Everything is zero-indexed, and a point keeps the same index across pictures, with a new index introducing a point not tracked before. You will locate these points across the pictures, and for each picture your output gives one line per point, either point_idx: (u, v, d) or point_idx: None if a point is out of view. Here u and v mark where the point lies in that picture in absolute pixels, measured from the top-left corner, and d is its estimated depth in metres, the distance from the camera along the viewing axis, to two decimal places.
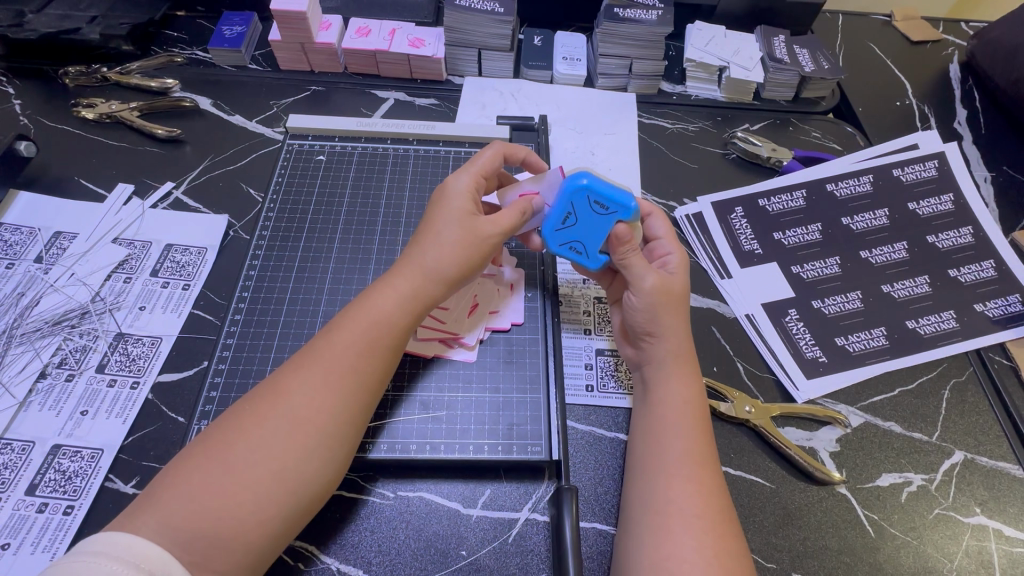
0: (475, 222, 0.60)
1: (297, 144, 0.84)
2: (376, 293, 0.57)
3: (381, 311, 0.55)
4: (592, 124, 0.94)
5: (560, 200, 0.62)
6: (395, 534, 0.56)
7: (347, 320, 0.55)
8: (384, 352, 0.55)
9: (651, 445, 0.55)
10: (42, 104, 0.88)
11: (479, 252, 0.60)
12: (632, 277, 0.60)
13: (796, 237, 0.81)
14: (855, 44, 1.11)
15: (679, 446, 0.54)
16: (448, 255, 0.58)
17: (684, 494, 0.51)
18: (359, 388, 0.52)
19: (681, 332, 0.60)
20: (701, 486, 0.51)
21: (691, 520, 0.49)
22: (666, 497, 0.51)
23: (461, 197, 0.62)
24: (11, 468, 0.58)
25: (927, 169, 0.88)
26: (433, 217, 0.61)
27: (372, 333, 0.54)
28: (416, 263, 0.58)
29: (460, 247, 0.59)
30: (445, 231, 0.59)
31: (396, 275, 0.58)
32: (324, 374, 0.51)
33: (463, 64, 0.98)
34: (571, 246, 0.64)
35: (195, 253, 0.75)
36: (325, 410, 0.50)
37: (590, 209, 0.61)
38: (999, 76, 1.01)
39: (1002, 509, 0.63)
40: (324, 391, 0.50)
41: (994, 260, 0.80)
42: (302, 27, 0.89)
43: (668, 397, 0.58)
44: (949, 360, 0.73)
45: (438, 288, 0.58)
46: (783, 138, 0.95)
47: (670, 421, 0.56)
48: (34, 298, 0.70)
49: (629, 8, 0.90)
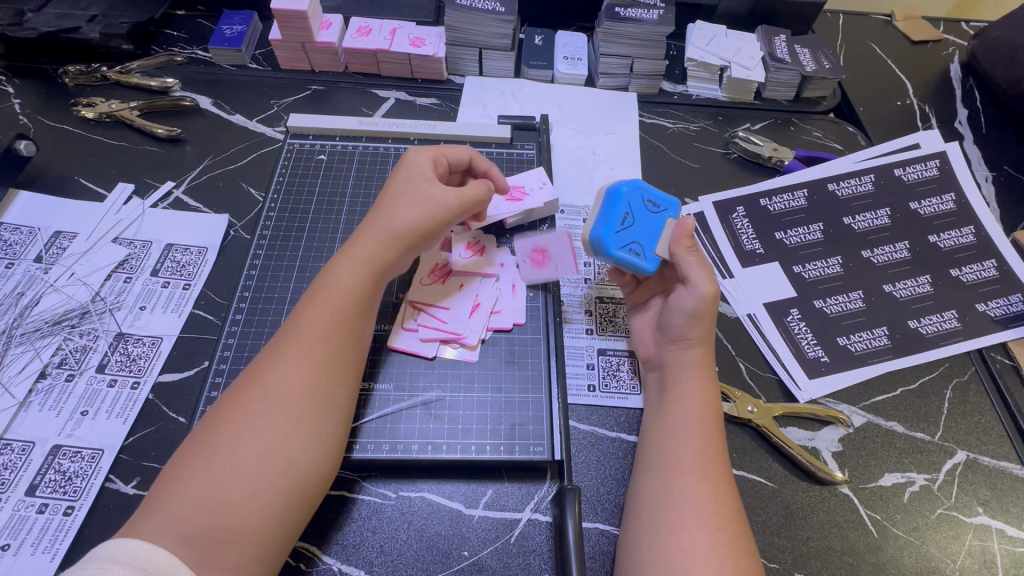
0: (428, 188, 0.63)
1: (298, 143, 0.83)
2: (335, 267, 0.58)
3: (346, 291, 0.56)
4: (593, 123, 0.94)
5: (615, 203, 0.65)
6: (396, 534, 0.56)
7: (312, 302, 0.55)
8: (355, 325, 0.55)
9: (665, 446, 0.55)
10: (41, 104, 0.88)
11: (431, 221, 0.62)
12: (693, 277, 0.61)
13: (797, 236, 0.81)
14: (856, 44, 1.11)
15: (693, 448, 0.54)
16: (401, 225, 0.60)
17: (696, 494, 0.51)
18: (334, 361, 0.53)
19: (703, 339, 0.61)
20: (713, 487, 0.52)
21: (704, 518, 0.50)
22: (679, 496, 0.51)
23: (420, 170, 0.64)
24: (11, 468, 0.58)
25: (928, 168, 0.88)
26: (388, 188, 0.64)
27: (343, 310, 0.55)
28: (372, 228, 0.60)
29: (413, 211, 0.61)
30: (398, 200, 0.62)
31: (352, 246, 0.59)
32: (296, 352, 0.51)
33: (464, 63, 0.97)
34: (630, 247, 0.64)
35: (196, 252, 0.75)
36: (307, 385, 0.50)
37: (644, 209, 0.65)
38: (999, 76, 1.01)
39: (1005, 509, 0.63)
40: (298, 367, 0.51)
41: (995, 260, 0.80)
42: (303, 26, 0.89)
43: (685, 400, 0.58)
44: (951, 360, 0.73)
45: (391, 249, 0.60)
46: (784, 138, 0.95)
47: (684, 424, 0.56)
48: (33, 298, 0.69)
49: (630, 8, 0.90)
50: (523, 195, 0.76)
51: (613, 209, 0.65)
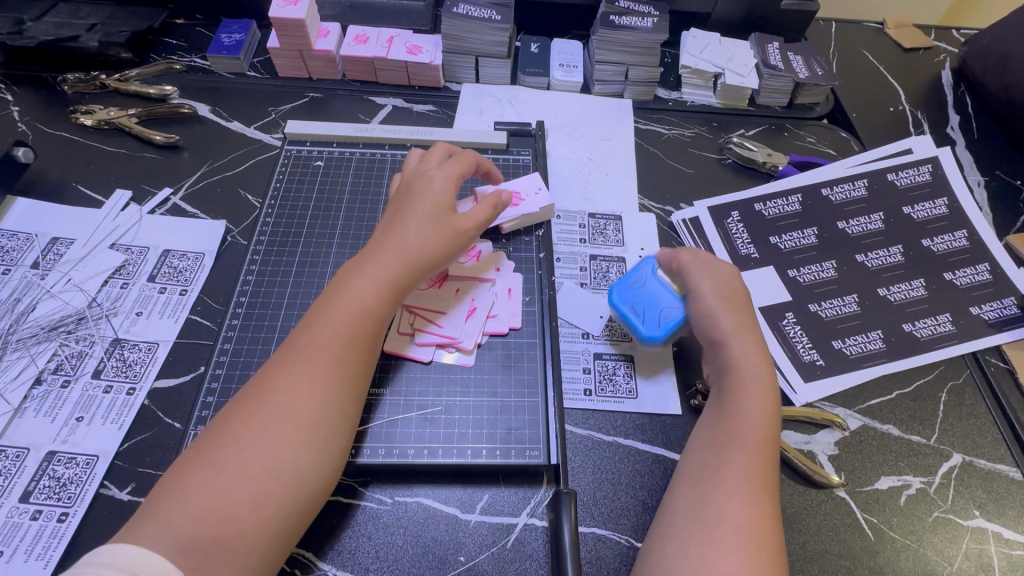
0: (448, 213, 0.63)
1: (295, 150, 0.84)
2: (351, 281, 0.57)
3: (364, 304, 0.56)
4: (588, 130, 0.94)
5: (621, 304, 0.69)
6: (392, 540, 0.56)
7: (327, 314, 0.55)
8: (366, 342, 0.55)
9: (717, 461, 0.54)
10: (39, 111, 0.89)
11: (454, 242, 0.63)
12: (693, 281, 0.65)
13: (792, 241, 0.82)
14: (848, 51, 1.13)
15: (746, 463, 0.53)
16: (426, 242, 0.61)
17: (738, 512, 0.50)
18: (346, 377, 0.52)
19: (751, 354, 0.60)
20: (758, 506, 0.50)
21: (741, 535, 0.48)
22: (720, 514, 0.50)
23: (442, 187, 0.65)
24: (5, 474, 0.57)
25: (921, 173, 0.89)
26: (411, 205, 0.64)
27: (356, 325, 0.55)
28: (391, 246, 0.60)
29: (436, 234, 0.62)
30: (422, 217, 0.62)
31: (371, 261, 0.59)
32: (309, 366, 0.51)
33: (461, 70, 0.98)
34: (664, 319, 0.67)
35: (193, 258, 0.75)
36: (316, 400, 0.50)
37: (643, 286, 0.69)
38: (990, 82, 1.02)
39: (1001, 512, 0.63)
40: (310, 382, 0.51)
41: (989, 264, 0.81)
42: (301, 34, 0.90)
43: (744, 416, 0.56)
44: (945, 363, 0.73)
45: (410, 269, 0.59)
46: (778, 144, 0.96)
47: (739, 441, 0.55)
48: (30, 304, 0.69)
49: (624, 16, 0.92)
50: (519, 202, 0.76)
51: (625, 312, 0.69)
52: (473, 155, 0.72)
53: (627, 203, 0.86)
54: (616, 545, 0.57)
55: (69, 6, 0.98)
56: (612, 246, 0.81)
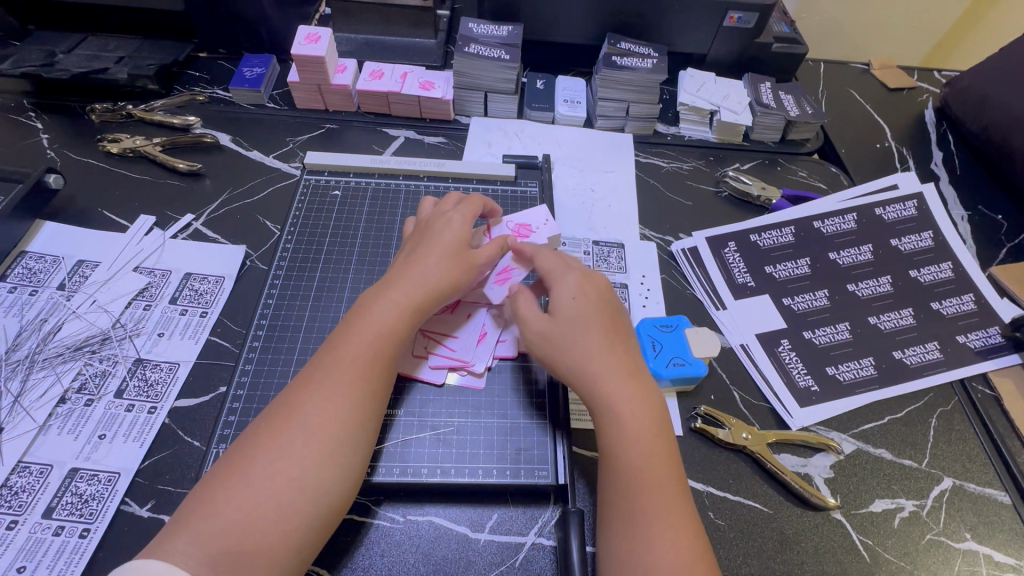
0: (462, 247, 0.67)
1: (313, 179, 0.88)
2: (373, 306, 0.61)
3: (383, 327, 0.59)
4: (591, 162, 0.99)
5: (689, 356, 0.71)
6: (404, 557, 0.58)
7: (350, 335, 0.58)
8: (386, 362, 0.58)
9: (623, 498, 0.53)
10: (67, 139, 0.93)
11: (465, 274, 0.66)
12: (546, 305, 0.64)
13: (785, 270, 0.86)
14: (837, 90, 1.19)
15: (653, 489, 0.53)
16: (439, 275, 0.64)
17: (665, 544, 0.50)
18: (366, 395, 0.55)
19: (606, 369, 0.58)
20: (677, 529, 0.51)
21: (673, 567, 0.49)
22: (644, 553, 0.50)
23: (456, 226, 0.69)
24: (28, 491, 0.59)
25: (907, 208, 0.93)
26: (427, 243, 0.67)
27: (379, 347, 0.58)
28: (409, 275, 0.63)
29: (450, 266, 0.65)
30: (436, 252, 0.66)
31: (391, 288, 0.62)
32: (334, 384, 0.54)
33: (470, 105, 1.04)
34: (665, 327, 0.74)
35: (213, 281, 0.78)
36: (339, 418, 0.53)
37: (662, 357, 0.71)
38: (970, 122, 1.08)
39: (991, 535, 0.65)
40: (336, 400, 0.53)
41: (973, 294, 0.85)
42: (320, 70, 0.95)
43: (632, 438, 0.55)
44: (934, 390, 0.77)
45: (428, 297, 0.63)
46: (771, 177, 1.00)
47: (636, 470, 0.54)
48: (56, 324, 0.72)
49: (625, 57, 0.98)
50: (530, 232, 0.78)
51: (691, 357, 0.71)
52: (482, 197, 0.77)
53: (629, 233, 0.90)
54: None
55: (100, 39, 1.03)
56: (615, 273, 0.84)
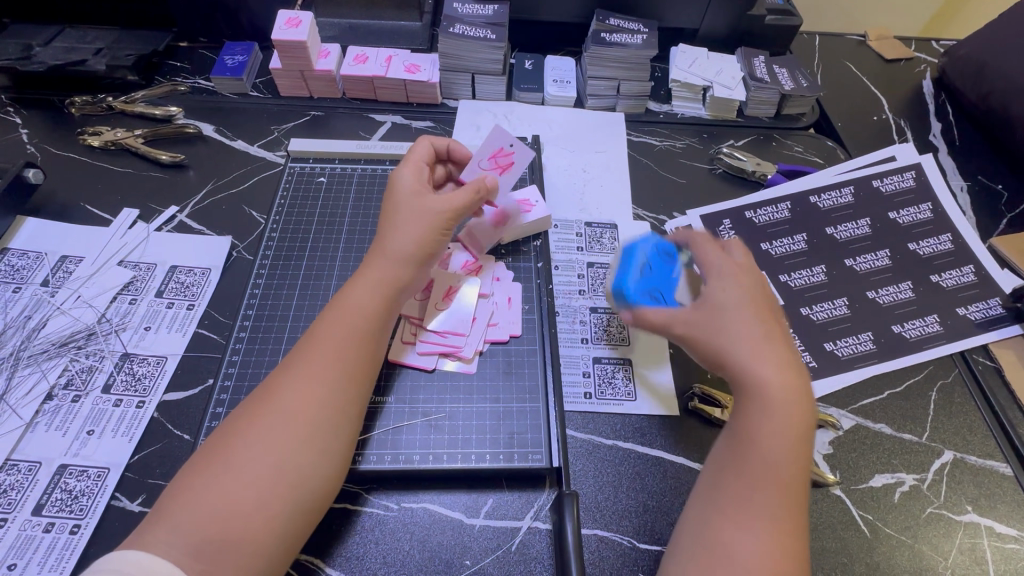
0: (422, 200, 0.65)
1: (298, 167, 0.86)
2: (350, 287, 0.60)
3: (357, 305, 0.58)
4: (582, 143, 0.97)
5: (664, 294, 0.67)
6: (400, 545, 0.57)
7: (329, 319, 0.57)
8: (367, 342, 0.57)
9: (732, 475, 0.52)
10: (47, 133, 0.91)
11: (436, 227, 0.64)
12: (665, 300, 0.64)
13: (782, 247, 0.84)
14: (832, 63, 1.16)
15: (767, 490, 0.50)
16: (407, 235, 0.63)
17: (753, 540, 0.48)
18: (345, 380, 0.54)
19: (780, 360, 0.55)
20: (777, 535, 0.48)
21: (760, 568, 0.46)
22: (730, 534, 0.49)
23: (407, 185, 0.66)
24: (17, 488, 0.58)
25: (905, 180, 0.92)
26: (387, 208, 0.66)
27: (358, 328, 0.57)
28: (379, 249, 0.62)
29: (416, 225, 0.63)
30: (403, 216, 0.64)
31: (365, 266, 0.62)
32: (312, 369, 0.53)
33: (458, 87, 1.01)
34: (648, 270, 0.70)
35: (199, 273, 0.77)
36: (317, 402, 0.52)
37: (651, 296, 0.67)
38: (969, 91, 1.06)
39: (993, 507, 0.65)
40: (314, 385, 0.52)
41: (973, 266, 0.83)
42: (302, 55, 0.92)
43: (766, 431, 0.52)
44: (934, 363, 0.75)
45: (400, 267, 0.61)
46: (767, 153, 0.99)
47: (759, 455, 0.51)
48: (40, 321, 0.71)
49: (614, 34, 0.95)
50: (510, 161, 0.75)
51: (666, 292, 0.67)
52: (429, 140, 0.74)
53: (622, 213, 0.88)
54: (618, 545, 0.58)
55: (76, 31, 1.01)
56: (609, 255, 0.83)
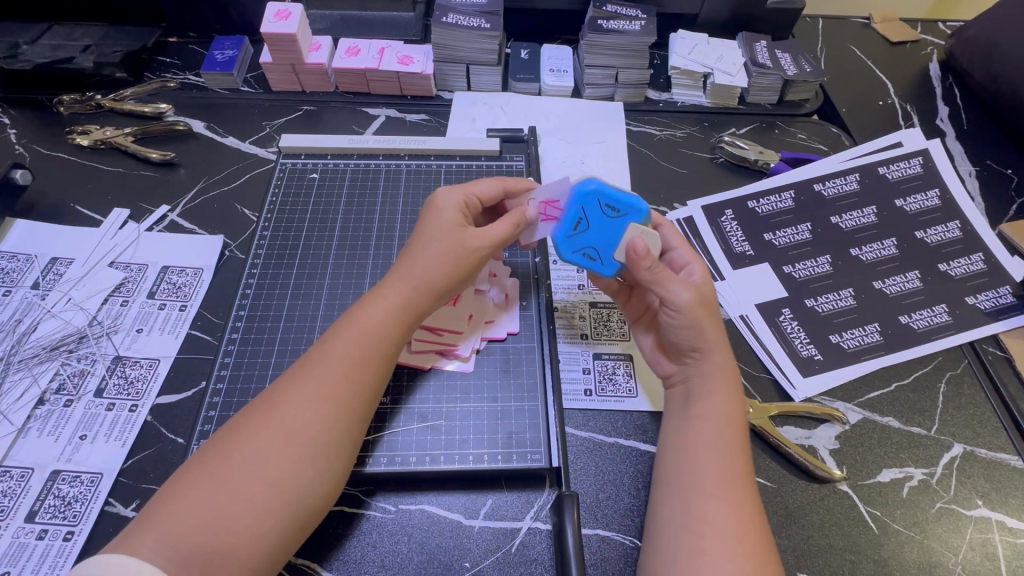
0: (462, 233, 0.61)
1: (290, 163, 0.84)
2: (366, 303, 0.58)
3: (373, 326, 0.56)
4: (580, 133, 0.95)
5: (571, 206, 0.63)
6: (398, 548, 0.56)
7: (338, 334, 0.56)
8: (377, 360, 0.55)
9: (687, 460, 0.55)
10: (36, 133, 0.89)
11: (468, 264, 0.61)
12: (667, 292, 0.59)
13: (786, 237, 0.83)
14: (836, 47, 1.14)
15: (715, 460, 0.54)
16: (439, 270, 0.59)
17: (723, 515, 0.50)
18: (351, 398, 0.53)
19: (724, 346, 0.60)
20: (740, 506, 0.51)
21: (731, 540, 0.49)
22: (700, 515, 0.51)
23: (447, 212, 0.62)
24: (10, 495, 0.58)
25: (912, 166, 0.89)
26: (422, 231, 0.63)
27: (366, 344, 0.55)
28: (405, 275, 0.59)
29: (449, 260, 0.60)
30: (436, 247, 0.60)
31: (386, 285, 0.60)
32: (317, 385, 0.52)
33: (452, 79, 0.99)
34: (606, 207, 0.62)
35: (191, 274, 0.75)
36: (319, 420, 0.50)
37: (601, 216, 0.62)
38: (977, 73, 1.03)
39: (1004, 501, 0.63)
40: (318, 402, 0.51)
41: (982, 254, 0.81)
42: (292, 48, 0.90)
43: (708, 413, 0.57)
44: (943, 354, 0.74)
45: (425, 300, 0.59)
46: (769, 141, 0.96)
47: (709, 436, 0.55)
48: (31, 325, 0.70)
49: (612, 20, 0.93)
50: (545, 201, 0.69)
51: (570, 212, 0.63)
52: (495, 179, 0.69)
53: None
54: (619, 546, 0.57)
55: (64, 28, 0.99)
56: None
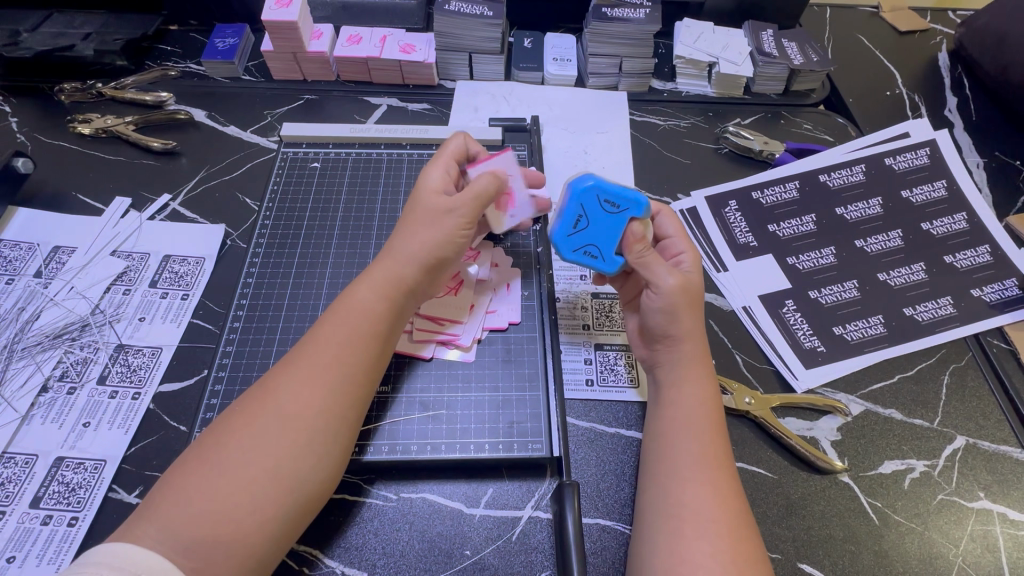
0: (442, 202, 0.61)
1: (291, 152, 0.84)
2: (356, 284, 0.58)
3: (364, 306, 0.56)
4: (584, 123, 0.94)
5: (568, 205, 0.61)
6: (399, 536, 0.57)
7: (331, 319, 0.56)
8: (370, 344, 0.55)
9: (665, 448, 0.55)
10: (37, 121, 0.89)
11: (449, 231, 0.60)
12: (654, 276, 0.60)
13: (790, 228, 0.82)
14: (844, 36, 1.12)
15: (690, 448, 0.54)
16: (420, 238, 0.60)
17: (702, 499, 0.50)
18: (346, 383, 0.53)
19: (695, 334, 0.60)
20: (717, 489, 0.51)
21: (709, 525, 0.49)
22: (677, 498, 0.51)
23: (431, 185, 0.63)
24: (15, 481, 0.58)
25: (919, 157, 0.88)
26: (407, 208, 0.63)
27: (358, 327, 0.55)
28: (391, 250, 0.60)
29: (431, 229, 0.60)
30: (419, 217, 0.61)
31: (375, 265, 0.60)
32: (311, 369, 0.52)
33: (455, 68, 0.98)
34: (605, 203, 0.60)
35: (193, 263, 0.75)
36: (315, 405, 0.50)
37: (600, 212, 0.60)
38: (987, 63, 1.01)
39: (1006, 493, 0.63)
40: (313, 387, 0.51)
41: (989, 246, 0.80)
42: (293, 37, 0.90)
43: (683, 399, 0.57)
44: (947, 346, 0.73)
45: (410, 271, 0.59)
46: (775, 131, 0.95)
47: (683, 421, 0.56)
48: (34, 313, 0.70)
49: (616, 8, 0.91)
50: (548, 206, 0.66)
51: (568, 212, 0.61)
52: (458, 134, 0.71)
53: None
54: (620, 534, 0.58)
55: (63, 15, 0.98)
56: None
